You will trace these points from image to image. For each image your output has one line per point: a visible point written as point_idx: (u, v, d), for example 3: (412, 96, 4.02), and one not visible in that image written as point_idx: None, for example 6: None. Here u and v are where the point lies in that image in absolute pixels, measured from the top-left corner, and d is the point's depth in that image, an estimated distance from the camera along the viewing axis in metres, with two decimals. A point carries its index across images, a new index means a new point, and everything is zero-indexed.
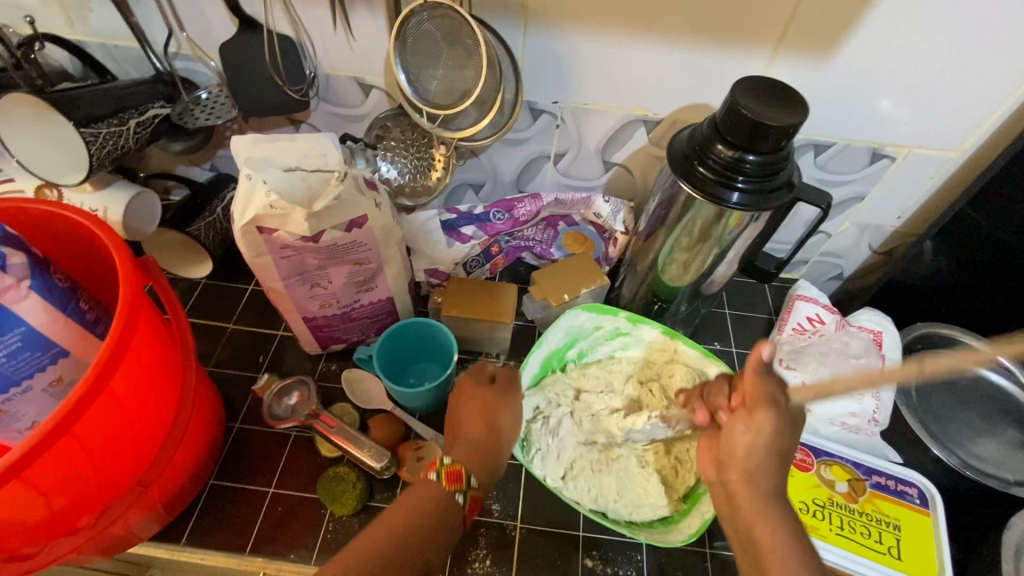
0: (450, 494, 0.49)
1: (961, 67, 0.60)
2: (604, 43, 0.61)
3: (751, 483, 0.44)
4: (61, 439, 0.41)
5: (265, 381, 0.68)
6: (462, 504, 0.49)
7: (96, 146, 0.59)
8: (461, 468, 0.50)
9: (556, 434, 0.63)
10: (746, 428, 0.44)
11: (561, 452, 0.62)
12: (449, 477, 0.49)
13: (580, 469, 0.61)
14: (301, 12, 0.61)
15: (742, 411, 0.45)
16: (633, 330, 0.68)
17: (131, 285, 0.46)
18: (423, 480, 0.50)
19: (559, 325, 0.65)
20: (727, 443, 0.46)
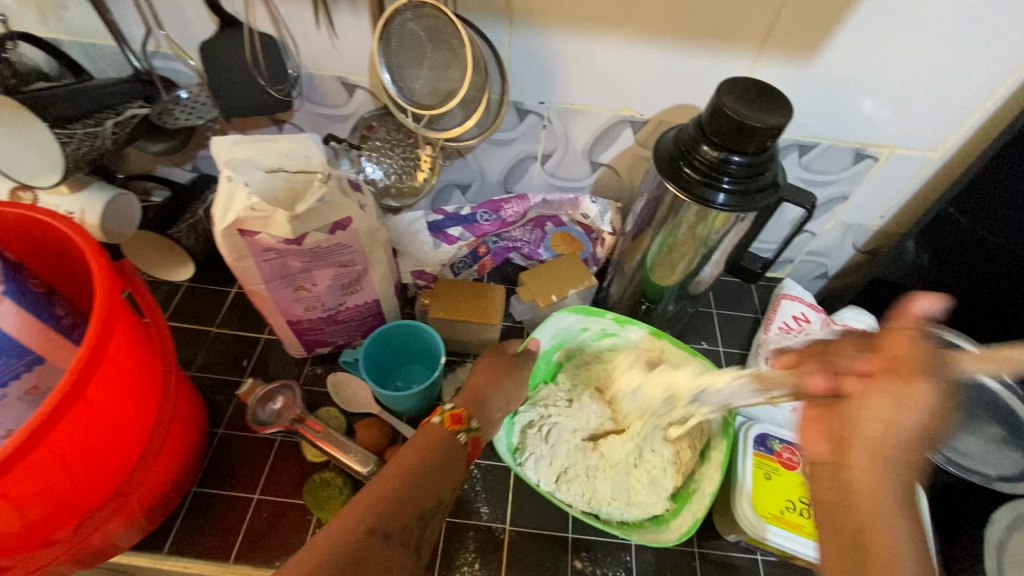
0: (452, 433, 0.51)
1: (942, 68, 0.60)
2: (590, 44, 0.61)
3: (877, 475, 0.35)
4: (36, 448, 0.40)
5: (249, 387, 0.67)
6: (465, 445, 0.52)
7: (72, 146, 0.58)
8: (462, 411, 0.53)
9: (549, 440, 0.63)
10: (886, 402, 0.34)
11: (555, 456, 0.62)
12: (452, 419, 0.52)
13: (575, 472, 0.61)
14: (283, 10, 0.60)
15: (892, 380, 0.34)
16: (620, 330, 0.68)
17: (108, 290, 0.45)
18: (428, 424, 0.52)
19: (546, 327, 0.65)
20: (854, 422, 0.36)
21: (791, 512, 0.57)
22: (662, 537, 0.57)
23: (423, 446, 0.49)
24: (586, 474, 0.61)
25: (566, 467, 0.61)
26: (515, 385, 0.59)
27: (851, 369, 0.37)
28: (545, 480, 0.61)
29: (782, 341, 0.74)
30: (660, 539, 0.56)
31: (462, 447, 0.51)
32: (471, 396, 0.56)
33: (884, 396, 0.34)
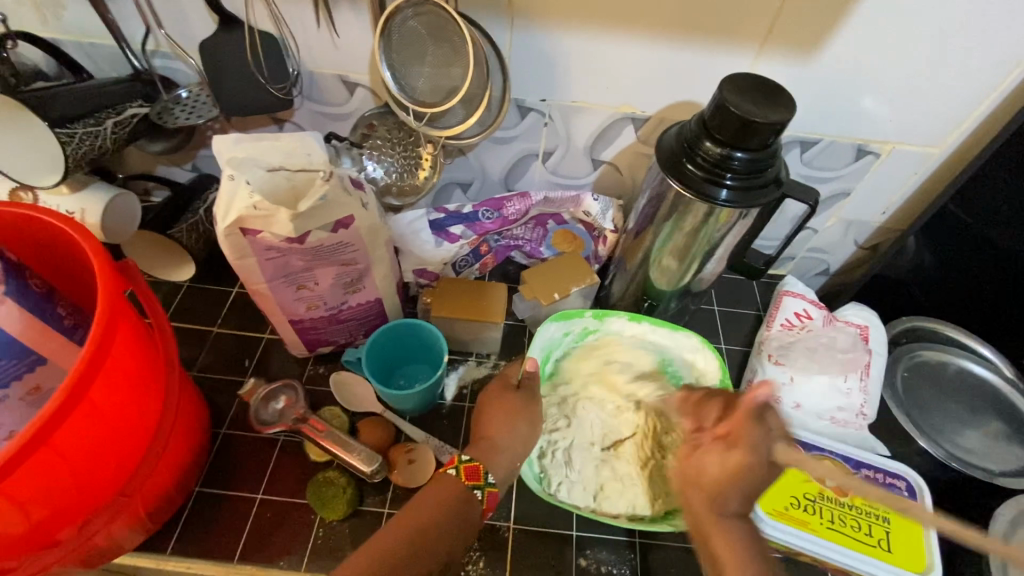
0: (467, 489, 0.51)
1: (943, 64, 0.60)
2: (591, 41, 0.61)
3: (711, 510, 0.47)
4: (41, 448, 0.40)
5: (252, 386, 0.67)
6: (480, 500, 0.51)
7: (71, 146, 0.57)
8: (478, 463, 0.52)
9: (570, 462, 0.62)
10: (721, 462, 0.46)
11: (585, 478, 0.61)
12: (468, 474, 0.52)
13: (611, 486, 0.60)
14: (284, 9, 0.60)
15: (723, 445, 0.46)
16: (600, 325, 0.69)
17: (110, 289, 0.45)
18: (443, 475, 0.52)
19: (533, 344, 0.65)
20: (701, 467, 0.47)
21: (796, 508, 0.59)
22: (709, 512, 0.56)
23: (437, 503, 0.50)
24: (618, 478, 0.61)
25: (602, 482, 0.60)
26: (529, 424, 0.58)
27: (709, 428, 0.48)
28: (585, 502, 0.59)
29: (785, 337, 0.74)
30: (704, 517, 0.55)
31: (476, 503, 0.51)
32: (488, 443, 0.55)
33: (719, 453, 0.46)
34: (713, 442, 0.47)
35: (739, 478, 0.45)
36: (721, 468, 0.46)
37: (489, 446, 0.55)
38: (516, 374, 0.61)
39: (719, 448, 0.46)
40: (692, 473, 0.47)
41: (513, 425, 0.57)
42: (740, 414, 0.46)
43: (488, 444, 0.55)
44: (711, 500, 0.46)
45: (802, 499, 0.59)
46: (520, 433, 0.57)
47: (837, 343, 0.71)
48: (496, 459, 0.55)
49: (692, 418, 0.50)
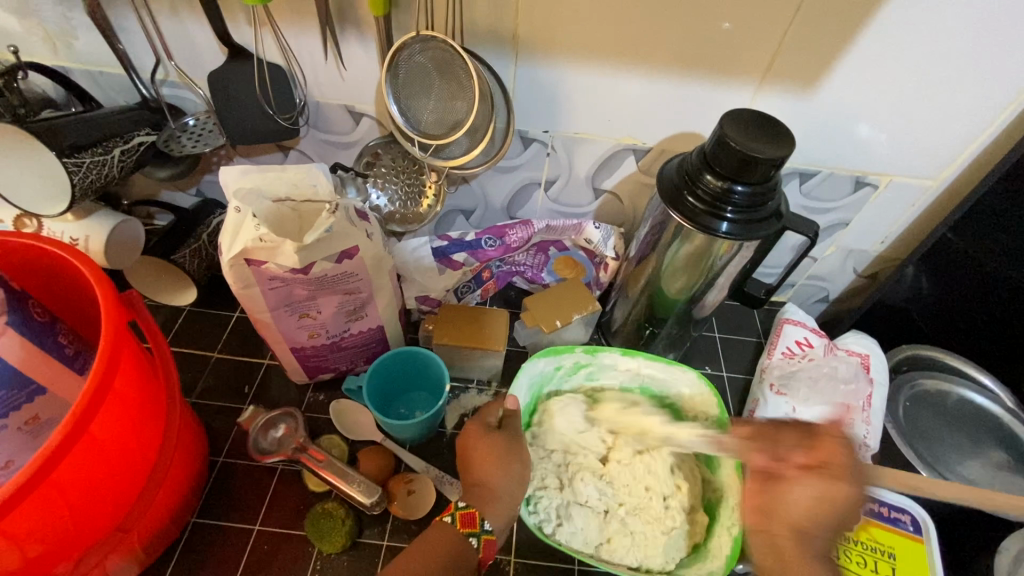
0: (463, 537, 0.52)
1: (941, 99, 0.61)
2: (594, 76, 0.62)
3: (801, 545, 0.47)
4: (41, 485, 0.40)
5: (250, 415, 0.66)
6: (477, 547, 0.51)
7: (79, 176, 0.58)
8: (475, 510, 0.53)
9: (568, 515, 0.60)
10: (814, 495, 0.46)
11: (587, 530, 0.60)
12: (465, 521, 0.52)
13: (617, 538, 0.60)
14: (292, 41, 0.61)
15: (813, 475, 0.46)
16: (593, 360, 0.67)
17: (114, 321, 0.45)
18: (438, 523, 0.52)
19: (520, 379, 0.63)
20: (783, 502, 0.47)
21: None
22: (714, 565, 0.56)
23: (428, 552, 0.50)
24: (623, 530, 0.60)
25: (606, 536, 0.60)
26: (522, 463, 0.57)
27: (788, 461, 0.48)
28: (588, 552, 0.59)
29: (786, 366, 0.74)
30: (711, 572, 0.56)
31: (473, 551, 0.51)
32: (482, 488, 0.54)
33: (815, 488, 0.46)
34: (802, 474, 0.46)
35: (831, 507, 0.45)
36: (810, 500, 0.46)
37: (479, 492, 0.54)
38: (494, 414, 0.59)
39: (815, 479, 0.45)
40: (773, 506, 0.48)
41: (507, 469, 0.55)
42: (825, 442, 0.47)
43: (483, 489, 0.54)
44: (796, 533, 0.47)
45: None
46: (514, 475, 0.56)
47: (838, 373, 0.71)
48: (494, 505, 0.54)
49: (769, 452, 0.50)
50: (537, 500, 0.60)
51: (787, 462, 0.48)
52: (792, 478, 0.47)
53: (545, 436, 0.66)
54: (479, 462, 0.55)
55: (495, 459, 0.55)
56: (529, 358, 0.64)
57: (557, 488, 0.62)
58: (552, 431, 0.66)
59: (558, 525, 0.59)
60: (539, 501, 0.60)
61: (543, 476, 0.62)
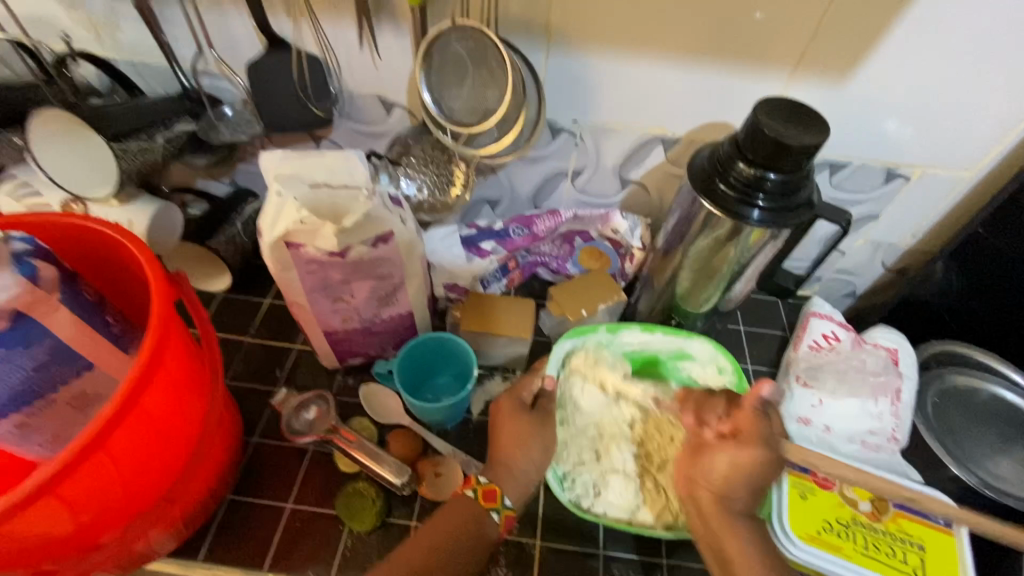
0: (485, 512, 0.53)
1: (978, 89, 0.61)
2: (624, 65, 0.62)
3: (720, 505, 0.54)
4: (96, 452, 0.41)
5: (284, 396, 0.68)
6: (497, 522, 0.53)
7: (126, 160, 0.62)
8: (497, 488, 0.54)
9: (604, 484, 0.62)
10: (731, 459, 0.53)
11: (622, 497, 0.61)
12: (488, 497, 0.53)
13: (652, 500, 0.61)
14: (329, 31, 0.62)
15: (732, 443, 0.54)
16: (614, 340, 0.68)
17: (163, 298, 0.46)
18: (459, 497, 0.53)
19: (552, 359, 0.64)
20: (707, 470, 0.55)
21: (829, 533, 0.58)
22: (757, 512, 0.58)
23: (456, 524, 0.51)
24: (657, 491, 0.62)
25: (641, 498, 0.61)
26: (542, 450, 0.57)
27: (713, 427, 0.57)
28: (624, 518, 0.60)
29: (812, 358, 0.74)
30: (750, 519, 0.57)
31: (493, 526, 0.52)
32: (505, 467, 0.56)
33: (730, 451, 0.54)
34: (721, 441, 0.55)
35: (739, 473, 0.53)
36: (730, 466, 0.53)
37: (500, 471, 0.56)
38: (530, 391, 0.60)
39: (729, 446, 0.54)
40: (697, 473, 0.56)
41: (530, 449, 0.57)
42: (744, 416, 0.54)
43: (505, 468, 0.56)
44: (716, 498, 0.54)
45: (835, 524, 0.58)
46: (535, 458, 0.57)
47: (866, 365, 0.71)
48: (513, 482, 0.56)
49: (694, 416, 0.59)
50: (574, 476, 0.62)
51: (708, 426, 0.57)
52: (715, 445, 0.55)
53: (575, 419, 0.66)
54: (506, 442, 0.57)
55: (523, 441, 0.57)
56: (558, 339, 0.65)
57: (591, 462, 0.63)
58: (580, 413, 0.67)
59: (594, 498, 0.61)
60: (575, 476, 0.62)
61: (579, 451, 0.64)
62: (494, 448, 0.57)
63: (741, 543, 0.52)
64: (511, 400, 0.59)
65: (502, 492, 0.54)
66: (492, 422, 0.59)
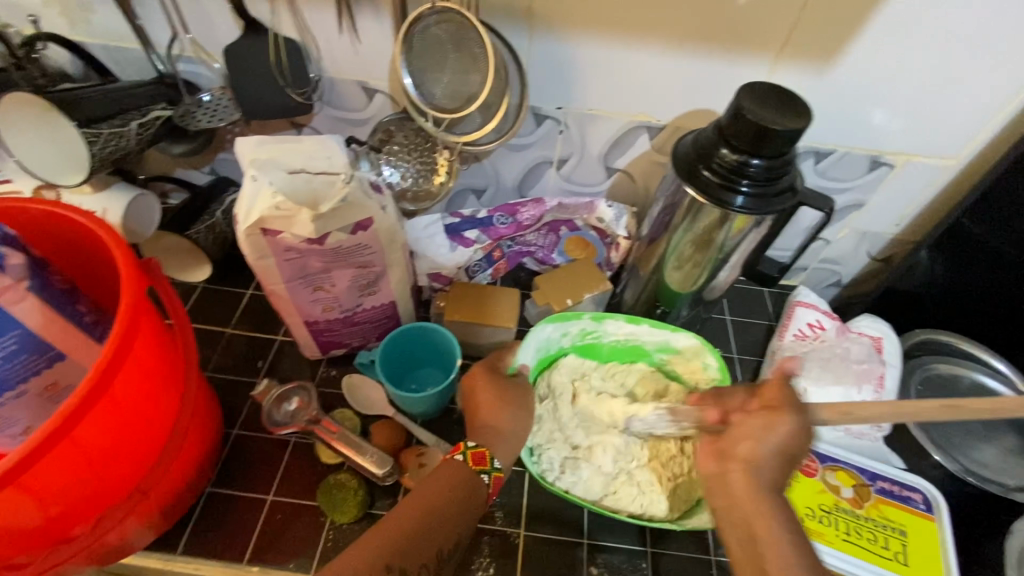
0: (475, 474, 0.51)
1: (962, 73, 0.60)
2: (608, 50, 0.61)
3: (750, 482, 0.43)
4: (63, 440, 0.40)
5: (265, 387, 0.67)
6: (486, 484, 0.51)
7: (98, 146, 0.58)
8: (485, 450, 0.52)
9: (574, 464, 0.62)
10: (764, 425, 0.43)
11: (591, 479, 0.61)
12: (476, 459, 0.52)
13: (620, 485, 0.61)
14: (308, 16, 0.61)
15: (766, 413, 0.44)
16: (599, 327, 0.68)
17: (133, 286, 0.45)
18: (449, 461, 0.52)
19: (530, 342, 0.63)
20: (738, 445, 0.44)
21: (811, 519, 0.58)
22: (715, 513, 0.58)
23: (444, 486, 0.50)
24: (630, 482, 0.61)
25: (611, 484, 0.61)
26: (526, 410, 0.58)
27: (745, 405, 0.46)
28: (589, 499, 0.60)
29: (798, 347, 0.73)
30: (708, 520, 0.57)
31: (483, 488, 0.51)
32: (491, 429, 0.54)
33: (762, 428, 0.43)
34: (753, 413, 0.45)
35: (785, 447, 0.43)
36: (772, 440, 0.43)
37: (487, 436, 0.54)
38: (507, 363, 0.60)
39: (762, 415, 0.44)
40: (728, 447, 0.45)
41: (516, 413, 0.56)
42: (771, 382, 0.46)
43: (493, 432, 0.54)
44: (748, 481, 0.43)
45: (817, 510, 0.59)
46: (521, 420, 0.56)
47: (850, 354, 0.71)
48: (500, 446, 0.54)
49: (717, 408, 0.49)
50: (542, 451, 0.62)
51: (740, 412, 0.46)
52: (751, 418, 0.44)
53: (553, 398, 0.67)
54: (485, 407, 0.55)
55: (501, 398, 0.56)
56: (538, 323, 0.65)
57: (567, 443, 0.63)
58: (556, 389, 0.67)
59: (561, 473, 0.61)
60: (544, 452, 0.62)
61: (554, 431, 0.64)
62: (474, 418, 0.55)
63: (773, 529, 0.42)
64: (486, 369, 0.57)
65: (491, 455, 0.53)
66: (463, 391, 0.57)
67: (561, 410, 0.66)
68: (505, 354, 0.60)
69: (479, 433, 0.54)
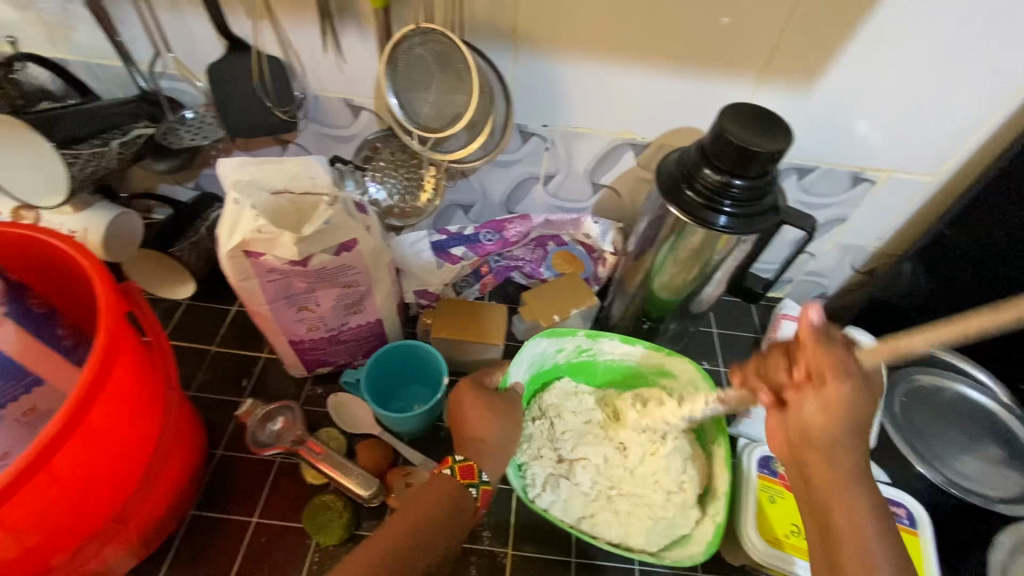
0: (464, 488, 0.51)
1: (941, 91, 0.61)
2: (592, 69, 0.62)
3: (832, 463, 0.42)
4: (40, 472, 0.40)
5: (249, 407, 0.65)
6: (474, 497, 0.51)
7: (77, 167, 0.58)
8: (473, 463, 0.52)
9: (556, 483, 0.61)
10: (819, 404, 0.42)
11: (571, 501, 0.61)
12: (463, 473, 0.51)
13: (600, 513, 0.61)
14: (292, 34, 0.61)
15: (811, 387, 0.42)
16: (594, 346, 0.68)
17: (112, 312, 0.45)
18: (437, 476, 0.51)
19: (521, 358, 0.63)
20: (800, 419, 0.44)
21: (795, 535, 0.58)
22: (692, 550, 0.57)
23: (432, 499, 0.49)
24: (610, 509, 0.61)
25: (590, 510, 0.61)
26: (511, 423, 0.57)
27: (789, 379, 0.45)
28: (567, 521, 0.60)
29: None
30: (689, 556, 0.56)
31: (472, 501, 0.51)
32: (478, 442, 0.53)
33: (813, 397, 0.42)
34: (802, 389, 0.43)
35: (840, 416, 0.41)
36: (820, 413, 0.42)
37: (472, 449, 0.53)
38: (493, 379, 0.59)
39: (811, 394, 0.42)
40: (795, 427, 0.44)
41: (503, 422, 0.55)
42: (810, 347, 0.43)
43: (480, 443, 0.53)
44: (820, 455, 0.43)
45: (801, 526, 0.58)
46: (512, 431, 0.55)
47: None
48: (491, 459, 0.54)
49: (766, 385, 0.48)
50: (528, 467, 0.62)
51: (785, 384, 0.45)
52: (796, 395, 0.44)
53: (543, 413, 0.67)
54: (471, 417, 0.54)
55: (488, 410, 0.55)
56: (533, 336, 0.65)
57: (551, 459, 0.63)
58: (546, 403, 0.68)
59: (541, 491, 0.60)
60: (530, 468, 0.62)
61: (539, 447, 0.64)
62: (460, 430, 0.55)
63: (854, 518, 0.40)
64: (473, 387, 0.56)
65: (479, 468, 0.53)
66: (451, 403, 0.57)
67: (548, 426, 0.66)
68: (491, 372, 0.59)
69: (464, 446, 0.54)
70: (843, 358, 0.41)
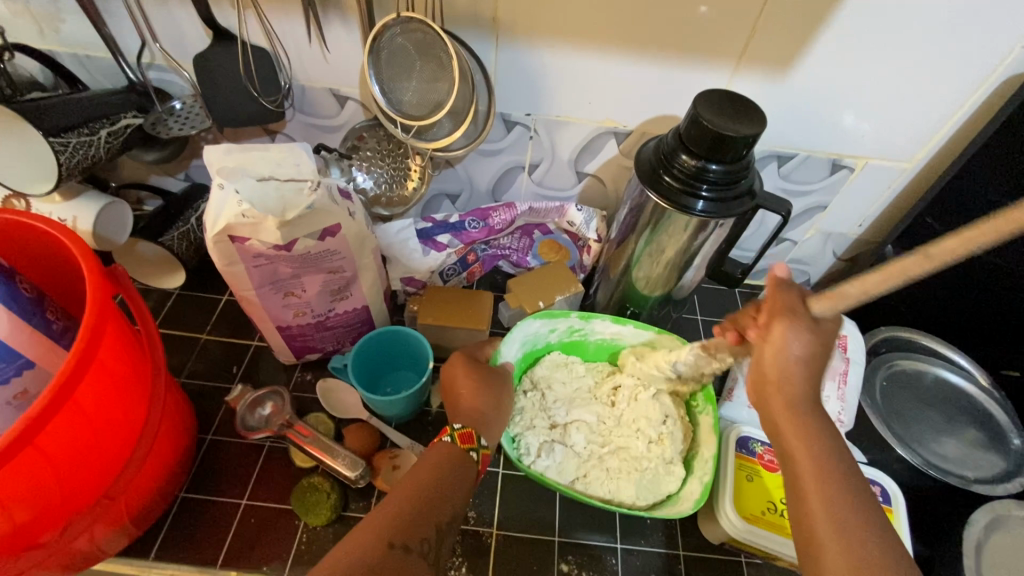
0: (466, 453, 0.51)
1: (914, 78, 0.62)
2: (573, 58, 0.63)
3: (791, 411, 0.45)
4: (26, 448, 0.41)
5: (238, 393, 0.67)
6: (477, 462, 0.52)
7: (65, 155, 0.58)
8: (471, 429, 0.52)
9: (550, 448, 0.62)
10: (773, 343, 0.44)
11: (563, 465, 0.62)
12: (464, 439, 0.52)
13: (592, 472, 0.62)
14: (276, 25, 0.62)
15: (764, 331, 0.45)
16: (587, 326, 0.70)
17: (97, 294, 0.45)
18: (436, 443, 0.52)
19: (514, 337, 0.65)
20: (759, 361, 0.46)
21: (771, 513, 0.59)
22: (682, 506, 0.59)
23: (433, 466, 0.49)
24: (600, 467, 0.63)
25: (582, 470, 0.62)
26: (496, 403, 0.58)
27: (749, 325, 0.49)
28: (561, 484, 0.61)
29: None
30: (680, 512, 0.58)
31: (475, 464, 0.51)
32: (473, 413, 0.55)
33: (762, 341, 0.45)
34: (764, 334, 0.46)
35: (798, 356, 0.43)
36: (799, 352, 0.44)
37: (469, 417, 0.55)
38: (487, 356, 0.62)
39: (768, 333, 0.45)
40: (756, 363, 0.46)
41: (493, 396, 0.57)
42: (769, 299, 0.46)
43: (474, 412, 0.55)
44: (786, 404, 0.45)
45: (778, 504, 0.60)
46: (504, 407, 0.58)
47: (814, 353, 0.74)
48: (487, 428, 0.55)
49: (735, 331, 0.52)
50: (522, 437, 0.63)
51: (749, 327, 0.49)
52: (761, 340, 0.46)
53: (536, 387, 0.68)
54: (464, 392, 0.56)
55: (480, 381, 0.57)
56: (525, 318, 0.67)
57: (544, 428, 0.64)
58: (539, 377, 0.69)
59: (536, 457, 0.62)
60: (523, 438, 0.63)
61: (532, 418, 0.65)
62: (456, 403, 0.57)
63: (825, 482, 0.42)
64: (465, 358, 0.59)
65: (477, 434, 0.53)
66: (445, 372, 0.59)
67: (540, 397, 0.67)
68: (487, 347, 0.63)
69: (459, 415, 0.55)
70: (795, 297, 0.44)
